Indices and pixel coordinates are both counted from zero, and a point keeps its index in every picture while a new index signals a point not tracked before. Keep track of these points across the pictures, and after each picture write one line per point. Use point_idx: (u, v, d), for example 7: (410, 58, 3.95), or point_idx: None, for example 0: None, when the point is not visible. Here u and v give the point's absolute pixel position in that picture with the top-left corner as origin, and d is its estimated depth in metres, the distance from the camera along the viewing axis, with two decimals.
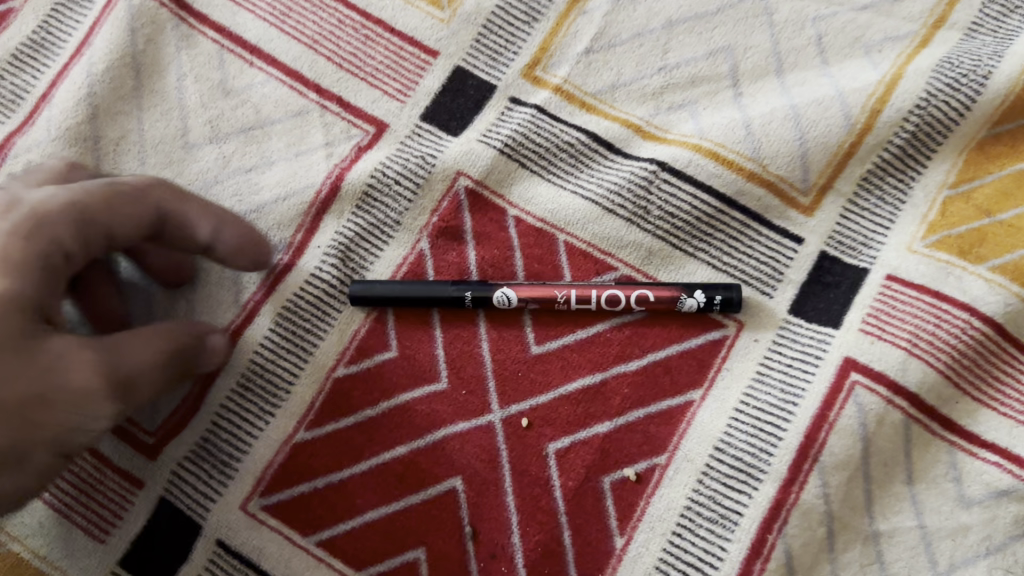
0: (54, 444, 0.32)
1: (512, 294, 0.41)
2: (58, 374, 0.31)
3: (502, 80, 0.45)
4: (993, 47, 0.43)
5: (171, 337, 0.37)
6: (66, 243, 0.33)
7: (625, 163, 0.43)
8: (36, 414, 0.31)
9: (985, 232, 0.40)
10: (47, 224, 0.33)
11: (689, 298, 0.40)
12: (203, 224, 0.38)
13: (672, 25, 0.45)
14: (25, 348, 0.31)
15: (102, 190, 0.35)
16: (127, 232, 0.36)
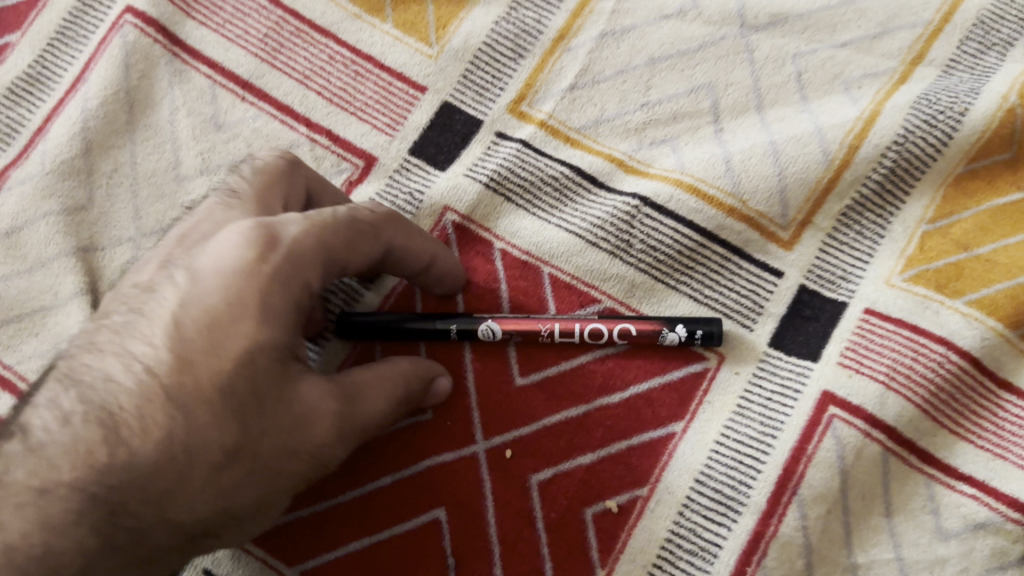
0: (302, 481, 0.34)
1: (497, 327, 0.41)
2: (303, 427, 0.33)
3: (489, 115, 0.46)
4: (971, 83, 0.44)
5: (405, 375, 0.38)
6: (313, 277, 0.35)
7: (609, 197, 0.44)
8: (280, 464, 0.33)
9: (962, 267, 0.40)
10: (303, 265, 0.34)
11: (671, 332, 0.40)
12: (421, 255, 0.40)
13: (654, 62, 0.46)
14: (280, 398, 0.33)
15: (344, 218, 0.36)
16: (358, 264, 0.37)
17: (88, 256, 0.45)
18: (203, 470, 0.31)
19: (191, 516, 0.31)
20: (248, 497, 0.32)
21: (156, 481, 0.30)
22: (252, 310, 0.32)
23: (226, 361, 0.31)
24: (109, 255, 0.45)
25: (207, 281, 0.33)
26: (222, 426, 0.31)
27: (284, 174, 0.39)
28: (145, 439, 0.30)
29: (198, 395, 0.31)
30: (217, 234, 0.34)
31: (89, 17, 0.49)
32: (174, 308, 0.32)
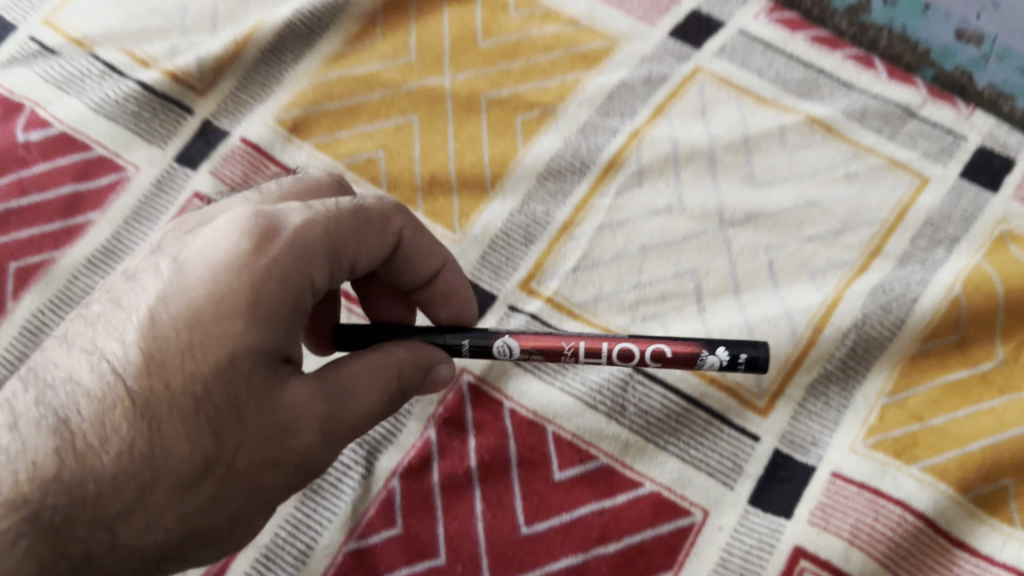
0: (286, 487, 0.36)
1: (514, 343, 0.42)
2: (286, 436, 0.34)
3: (503, 291, 0.53)
4: (921, 274, 0.50)
5: (401, 363, 0.38)
6: (312, 273, 0.36)
7: (605, 364, 0.50)
8: (258, 477, 0.35)
9: (916, 436, 0.46)
10: (302, 259, 0.36)
11: (711, 354, 0.40)
12: (434, 260, 0.44)
13: (645, 250, 0.53)
14: (261, 406, 0.34)
15: (341, 215, 0.38)
16: (368, 258, 0.40)
17: None
18: (165, 484, 0.33)
19: (155, 535, 0.34)
20: (217, 515, 0.35)
21: (116, 496, 0.33)
22: (235, 310, 0.34)
23: (200, 366, 0.33)
24: None
25: (190, 277, 0.34)
26: (193, 442, 0.33)
27: (330, 189, 0.43)
28: (109, 454, 0.33)
29: (166, 406, 0.33)
30: (214, 226, 0.36)
31: (161, 200, 0.57)
32: (156, 303, 0.34)
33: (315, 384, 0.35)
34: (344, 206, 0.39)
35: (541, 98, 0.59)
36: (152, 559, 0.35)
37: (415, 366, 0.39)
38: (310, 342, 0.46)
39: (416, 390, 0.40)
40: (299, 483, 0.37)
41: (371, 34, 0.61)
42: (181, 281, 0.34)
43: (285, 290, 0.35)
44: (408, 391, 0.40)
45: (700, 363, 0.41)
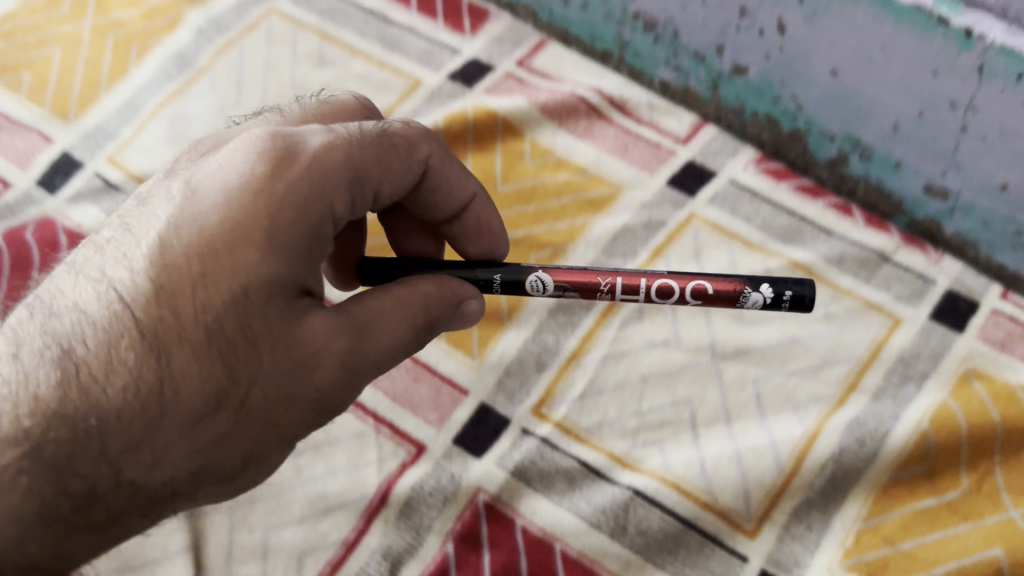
0: (304, 424, 0.38)
1: (549, 278, 0.47)
2: (305, 372, 0.37)
3: (515, 415, 0.58)
4: (893, 409, 0.57)
5: (426, 298, 0.41)
6: (330, 200, 0.39)
7: (609, 486, 0.55)
8: (273, 413, 0.37)
9: (887, 559, 0.52)
10: (323, 184, 0.38)
11: (754, 291, 0.45)
12: (465, 190, 0.48)
13: (645, 380, 0.59)
14: (278, 339, 0.37)
15: (363, 138, 0.41)
16: (391, 188, 0.43)
17: (192, 518, 0.55)
18: (174, 419, 0.36)
19: (164, 479, 0.37)
20: (226, 454, 0.37)
21: (122, 431, 0.36)
22: (249, 228, 0.36)
23: (214, 296, 0.36)
24: (209, 519, 0.55)
25: (206, 194, 0.37)
26: (203, 375, 0.36)
27: (355, 111, 0.48)
28: (113, 390, 0.36)
29: (174, 335, 0.36)
30: (230, 150, 0.39)
31: None
32: (173, 225, 0.37)
33: (336, 319, 0.38)
34: (363, 130, 0.42)
35: (552, 237, 0.66)
36: (157, 499, 0.37)
37: (438, 306, 0.42)
38: (332, 269, 0.49)
39: (440, 323, 0.43)
40: (315, 422, 0.39)
41: None
42: (196, 205, 0.37)
43: (306, 220, 0.38)
44: (434, 325, 0.43)
45: (744, 300, 0.46)
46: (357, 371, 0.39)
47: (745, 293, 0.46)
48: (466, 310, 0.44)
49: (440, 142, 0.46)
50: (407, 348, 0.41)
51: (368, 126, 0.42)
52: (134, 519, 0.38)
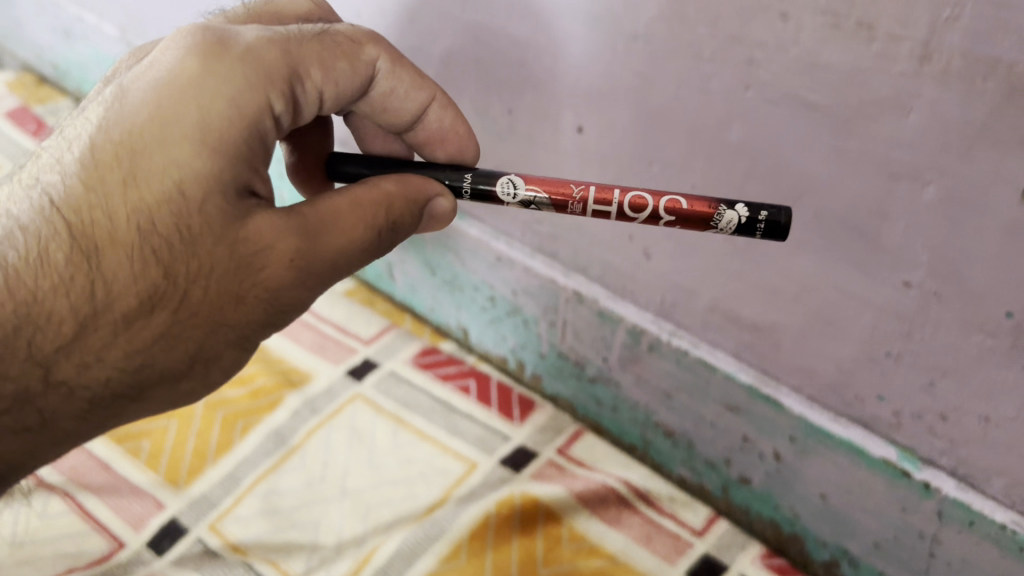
0: (256, 308, 0.53)
1: (520, 181, 0.61)
2: (249, 269, 0.51)
3: None
4: None
5: (388, 195, 0.56)
6: (268, 94, 0.52)
7: None
8: (212, 304, 0.51)
9: None
10: (256, 83, 0.52)
11: (731, 209, 0.58)
12: (419, 97, 0.64)
13: None
14: (217, 240, 0.50)
15: (303, 35, 0.56)
16: (334, 88, 0.58)
17: None
18: (110, 317, 0.51)
19: (108, 369, 0.52)
20: (171, 354, 0.52)
21: (67, 323, 0.51)
22: (184, 131, 0.50)
23: (153, 192, 0.49)
24: None
25: (137, 93, 0.51)
26: (145, 268, 0.50)
27: (302, 6, 0.66)
28: (51, 291, 0.50)
29: (108, 235, 0.50)
30: (168, 50, 0.52)
31: None
32: (118, 118, 0.50)
33: (288, 221, 0.52)
34: (301, 31, 0.56)
35: None
36: (108, 386, 0.53)
37: (402, 206, 0.57)
38: (294, 161, 0.68)
39: (404, 225, 0.58)
40: (263, 315, 0.54)
41: (455, 556, 0.80)
42: (129, 102, 0.51)
43: (235, 115, 0.51)
44: (398, 224, 0.57)
45: (719, 221, 0.58)
46: (321, 268, 0.53)
47: (719, 213, 0.58)
48: (437, 208, 0.60)
49: (390, 46, 0.61)
50: (367, 247, 0.55)
51: (313, 26, 0.58)
52: (67, 422, 0.54)
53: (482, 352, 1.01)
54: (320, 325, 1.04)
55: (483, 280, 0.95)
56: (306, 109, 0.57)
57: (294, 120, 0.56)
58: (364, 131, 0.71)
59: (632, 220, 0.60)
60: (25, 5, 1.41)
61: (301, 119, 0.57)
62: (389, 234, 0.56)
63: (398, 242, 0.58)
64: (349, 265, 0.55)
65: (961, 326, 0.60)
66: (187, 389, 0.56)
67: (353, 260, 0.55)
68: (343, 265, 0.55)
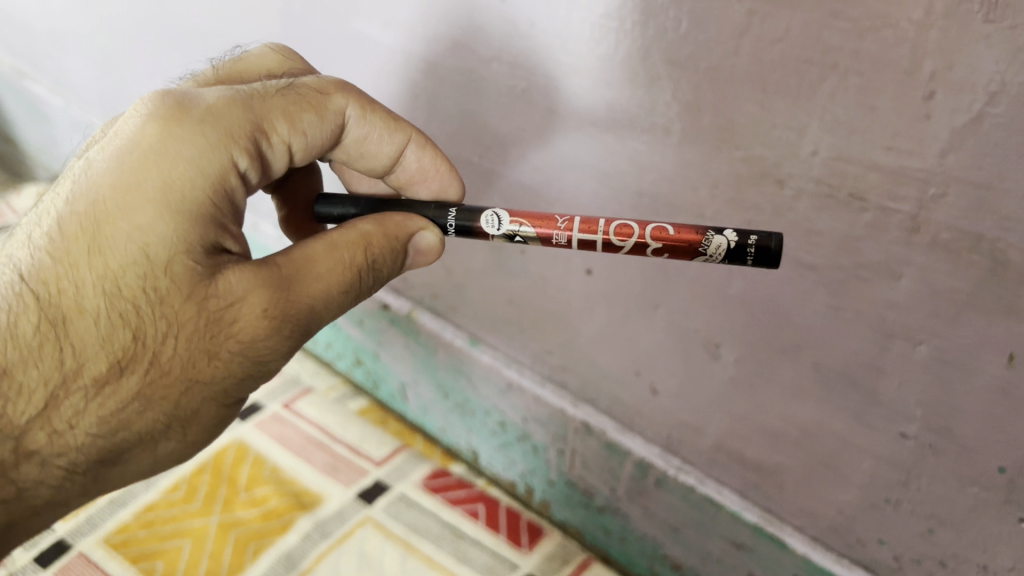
0: (233, 363, 0.53)
1: (506, 216, 0.62)
2: (220, 324, 0.52)
3: None
4: None
5: (364, 236, 0.57)
6: (231, 151, 0.53)
7: None
8: (186, 362, 0.52)
9: None
10: (218, 141, 0.53)
11: (718, 235, 0.56)
12: (393, 141, 0.65)
13: None
14: (185, 299, 0.51)
15: (266, 93, 0.58)
16: (303, 143, 0.60)
17: None
18: (79, 384, 0.51)
19: (82, 433, 0.52)
20: (145, 415, 0.53)
21: (37, 393, 0.51)
22: (149, 194, 0.50)
23: (119, 256, 0.50)
24: None
25: (102, 162, 0.52)
26: (114, 333, 0.51)
27: (268, 58, 0.68)
28: (16, 363, 0.51)
29: (74, 302, 0.50)
30: (130, 121, 0.53)
31: None
32: (86, 187, 0.51)
33: (260, 273, 0.53)
34: (264, 88, 0.58)
35: None
36: (84, 451, 0.53)
37: (379, 246, 0.58)
38: (285, 215, 0.74)
39: (383, 264, 0.58)
40: (240, 369, 0.54)
41: None
42: (95, 170, 0.52)
43: (200, 174, 0.52)
44: (376, 264, 0.58)
45: (706, 251, 0.56)
46: (296, 315, 0.54)
47: (708, 239, 0.56)
48: (421, 242, 0.61)
49: (358, 92, 0.63)
50: (344, 291, 0.56)
51: (277, 84, 0.60)
52: (49, 489, 0.54)
53: (492, 476, 1.03)
54: (333, 444, 1.06)
55: (494, 406, 0.97)
56: (273, 163, 0.58)
57: (263, 175, 0.58)
58: (349, 179, 0.76)
59: (618, 248, 0.59)
60: (60, 123, 1.47)
61: (269, 173, 0.58)
62: (368, 275, 0.57)
63: (379, 280, 0.59)
64: (327, 310, 0.56)
65: (956, 479, 0.62)
66: (167, 450, 0.56)
67: (330, 304, 0.56)
68: (319, 311, 0.55)
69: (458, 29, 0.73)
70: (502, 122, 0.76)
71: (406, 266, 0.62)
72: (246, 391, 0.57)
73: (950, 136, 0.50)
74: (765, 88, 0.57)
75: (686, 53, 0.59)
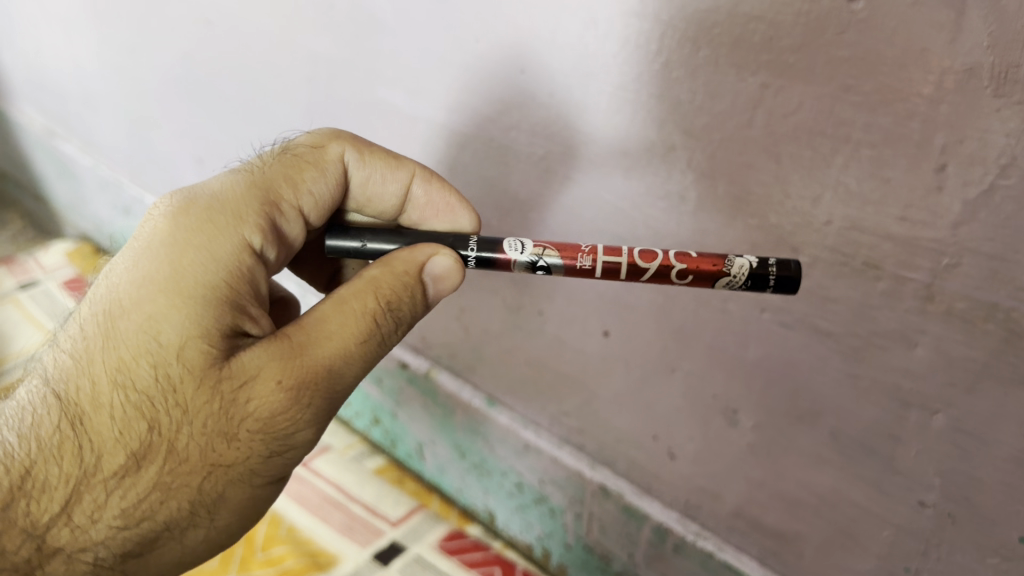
0: (255, 439, 0.53)
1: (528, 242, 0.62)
2: (236, 403, 0.52)
3: None
4: None
5: (373, 282, 0.57)
6: (241, 229, 0.58)
7: None
8: (204, 446, 0.52)
9: None
10: (228, 225, 0.57)
11: (741, 259, 0.57)
12: (397, 181, 0.69)
13: None
14: (197, 381, 0.51)
15: (269, 170, 0.64)
16: (313, 199, 0.65)
17: None
18: (101, 476, 0.52)
19: (105, 530, 0.52)
20: (168, 504, 0.52)
21: (58, 490, 0.52)
22: (162, 286, 0.53)
23: (134, 347, 0.52)
24: None
25: (121, 266, 0.56)
26: (131, 423, 0.52)
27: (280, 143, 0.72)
28: (39, 462, 0.52)
29: (94, 397, 0.52)
30: (148, 223, 0.58)
31: None
32: (107, 289, 0.55)
33: (273, 347, 0.53)
34: (263, 166, 0.64)
35: None
36: (108, 548, 0.53)
37: (392, 288, 0.57)
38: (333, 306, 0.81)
39: (403, 306, 0.58)
40: (263, 449, 0.54)
41: None
42: (115, 275, 0.55)
43: (210, 258, 0.55)
44: (394, 307, 0.57)
45: (732, 271, 0.57)
46: (315, 382, 0.53)
47: (729, 263, 0.58)
48: (435, 269, 0.60)
49: (353, 139, 0.68)
50: (363, 343, 0.55)
51: (275, 156, 0.66)
52: None
53: (508, 538, 1.03)
54: (350, 504, 1.06)
55: (510, 467, 0.97)
56: (291, 230, 0.63)
57: (285, 247, 0.62)
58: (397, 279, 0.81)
59: (651, 256, 0.59)
60: (89, 183, 1.50)
61: (291, 244, 0.63)
62: (388, 320, 0.57)
63: (402, 325, 0.58)
64: (350, 370, 0.55)
65: (976, 549, 0.61)
66: (198, 540, 0.55)
67: (353, 366, 0.55)
68: (342, 372, 0.55)
69: (478, 98, 0.75)
70: (521, 188, 0.78)
71: (432, 300, 0.61)
72: (279, 469, 0.56)
73: (963, 207, 0.51)
74: (779, 159, 0.58)
75: (701, 124, 0.61)
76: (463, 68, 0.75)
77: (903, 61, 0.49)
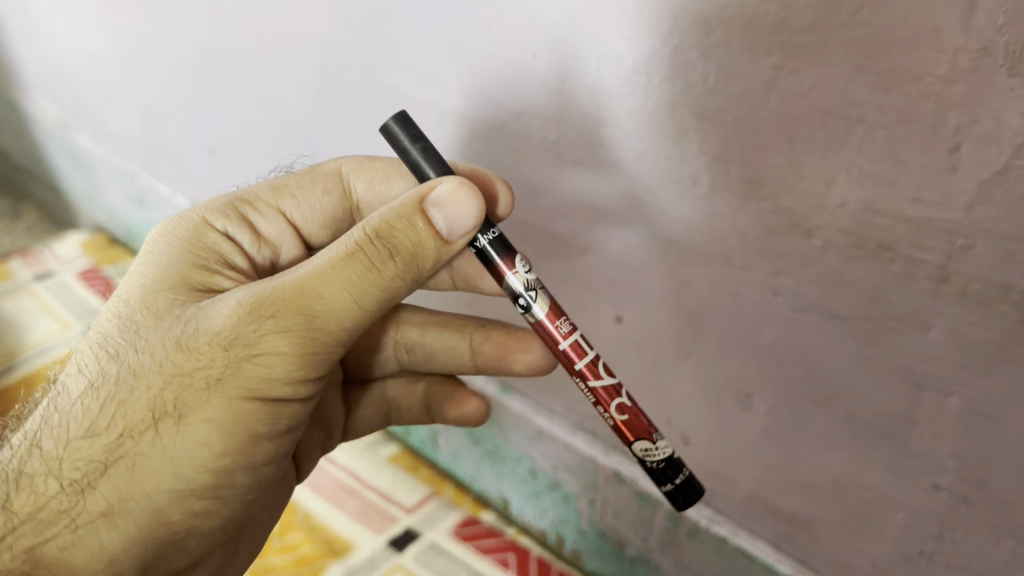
0: (213, 347, 0.56)
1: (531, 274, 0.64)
2: (190, 322, 0.57)
3: None
4: None
5: (368, 219, 0.57)
6: (206, 221, 0.69)
7: None
8: (159, 360, 0.56)
9: None
10: (194, 219, 0.69)
11: (662, 439, 0.64)
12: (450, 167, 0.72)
13: None
14: (155, 315, 0.59)
15: (260, 185, 0.75)
16: (306, 203, 0.74)
17: None
18: (74, 407, 0.58)
19: (73, 454, 0.56)
20: (127, 417, 0.56)
21: (46, 430, 0.59)
22: (138, 267, 0.64)
23: (112, 311, 0.62)
24: None
25: None
26: (100, 360, 0.59)
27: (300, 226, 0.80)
28: (40, 418, 0.61)
29: (82, 356, 0.61)
30: None
31: None
32: None
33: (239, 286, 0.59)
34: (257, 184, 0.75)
35: None
36: (77, 466, 0.56)
37: (383, 219, 0.56)
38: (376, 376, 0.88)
39: (397, 235, 0.56)
40: (222, 357, 0.55)
41: None
42: None
43: (179, 243, 0.66)
44: (384, 235, 0.56)
45: (656, 444, 0.63)
46: (277, 295, 0.55)
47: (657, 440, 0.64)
48: (438, 193, 0.56)
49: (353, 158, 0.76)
50: (338, 264, 0.55)
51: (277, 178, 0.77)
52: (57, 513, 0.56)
53: (522, 525, 1.03)
54: (364, 492, 1.07)
55: (525, 453, 0.97)
56: (270, 228, 0.73)
57: (265, 244, 0.72)
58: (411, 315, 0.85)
59: (607, 373, 0.64)
60: (103, 174, 1.51)
61: (273, 240, 0.73)
62: (376, 248, 0.55)
63: (399, 254, 0.56)
64: (328, 289, 0.55)
65: (991, 532, 0.61)
66: (172, 462, 0.56)
67: (331, 285, 0.55)
68: (317, 290, 0.55)
69: (489, 83, 0.75)
70: (534, 174, 0.78)
71: (448, 230, 0.57)
72: (253, 384, 0.56)
73: (978, 188, 0.50)
74: (792, 141, 0.57)
75: (713, 107, 0.61)
76: (475, 54, 0.75)
77: (916, 41, 0.49)
